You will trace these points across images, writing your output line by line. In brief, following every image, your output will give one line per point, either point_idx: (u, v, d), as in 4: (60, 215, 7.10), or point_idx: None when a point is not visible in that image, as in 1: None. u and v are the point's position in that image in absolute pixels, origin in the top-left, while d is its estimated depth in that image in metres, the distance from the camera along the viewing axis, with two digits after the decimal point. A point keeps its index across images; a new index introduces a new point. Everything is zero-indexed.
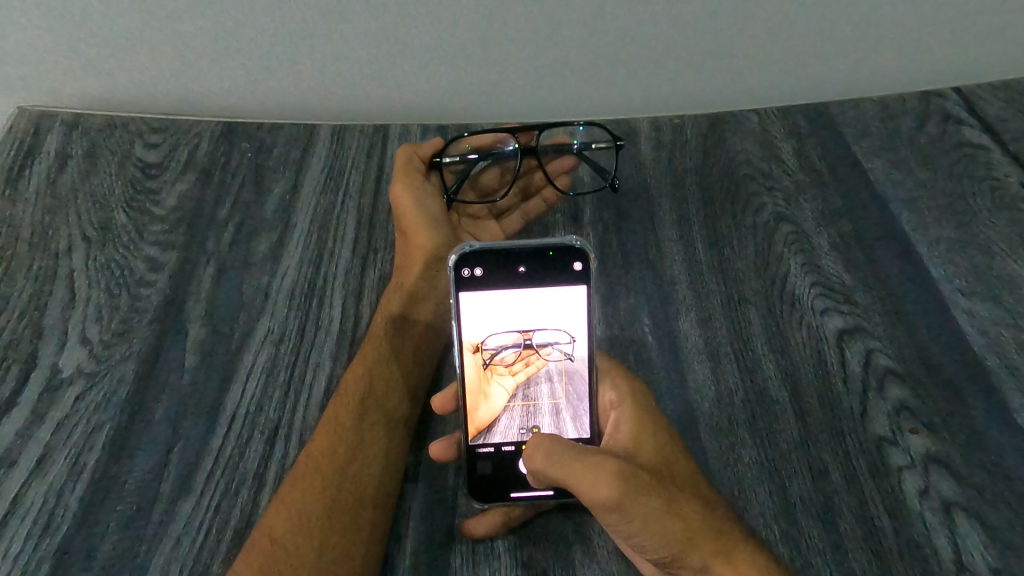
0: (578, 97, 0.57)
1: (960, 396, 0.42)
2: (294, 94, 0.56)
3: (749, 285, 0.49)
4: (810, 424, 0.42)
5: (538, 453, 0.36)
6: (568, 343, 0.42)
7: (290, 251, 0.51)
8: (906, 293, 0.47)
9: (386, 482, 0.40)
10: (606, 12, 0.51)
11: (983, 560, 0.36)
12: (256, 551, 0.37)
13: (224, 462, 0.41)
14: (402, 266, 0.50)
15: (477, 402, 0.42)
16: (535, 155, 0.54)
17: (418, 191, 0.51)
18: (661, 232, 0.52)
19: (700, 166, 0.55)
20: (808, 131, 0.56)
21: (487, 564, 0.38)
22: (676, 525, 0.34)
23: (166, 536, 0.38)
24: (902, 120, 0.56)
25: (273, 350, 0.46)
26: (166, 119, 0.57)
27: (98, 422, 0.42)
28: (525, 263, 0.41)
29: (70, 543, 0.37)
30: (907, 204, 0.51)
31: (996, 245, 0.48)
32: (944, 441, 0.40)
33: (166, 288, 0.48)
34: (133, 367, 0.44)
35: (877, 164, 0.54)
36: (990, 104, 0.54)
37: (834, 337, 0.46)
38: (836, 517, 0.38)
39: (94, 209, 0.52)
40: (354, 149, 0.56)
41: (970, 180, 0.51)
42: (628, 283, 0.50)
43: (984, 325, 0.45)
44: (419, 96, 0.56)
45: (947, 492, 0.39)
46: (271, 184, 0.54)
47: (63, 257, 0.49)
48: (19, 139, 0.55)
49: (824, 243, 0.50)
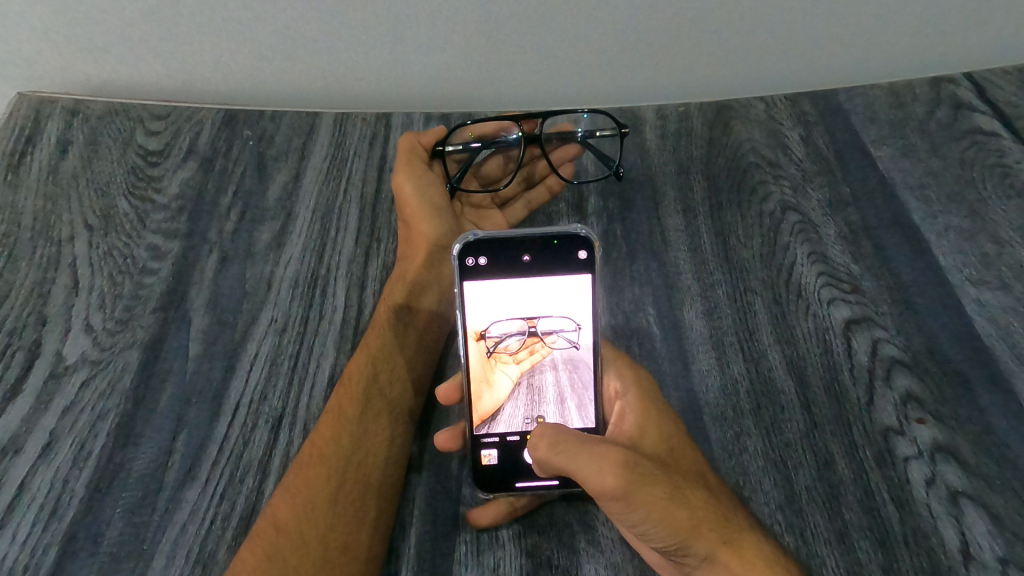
0: (581, 87, 0.57)
1: (968, 385, 0.41)
2: (296, 84, 0.56)
3: (754, 275, 0.48)
4: (816, 414, 0.42)
5: (542, 442, 0.36)
6: (573, 331, 0.41)
7: (292, 240, 0.51)
8: (914, 281, 0.46)
9: (391, 470, 0.40)
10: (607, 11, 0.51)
11: (990, 550, 0.36)
12: (261, 538, 0.37)
13: (229, 451, 0.41)
14: (406, 255, 0.50)
15: (481, 390, 0.42)
16: (538, 143, 0.54)
17: (421, 180, 0.50)
18: (667, 221, 0.52)
19: (705, 153, 0.55)
20: (815, 120, 0.55)
21: (491, 552, 0.38)
22: (680, 514, 0.33)
23: (172, 522, 0.39)
24: (910, 106, 0.54)
25: (277, 339, 0.46)
26: (167, 107, 0.57)
27: (102, 410, 0.42)
28: (529, 251, 0.41)
29: (77, 529, 0.38)
30: (915, 191, 0.50)
31: (1007, 233, 0.47)
32: (951, 431, 0.40)
33: (169, 277, 0.49)
34: (137, 355, 0.45)
35: (885, 151, 0.53)
36: (1003, 87, 0.53)
37: (841, 326, 0.45)
38: (841, 507, 0.38)
39: (96, 197, 0.52)
40: (357, 138, 0.56)
41: (980, 168, 0.50)
42: (631, 271, 0.49)
43: (993, 315, 0.44)
44: (422, 84, 0.56)
45: (953, 481, 0.38)
46: (274, 172, 0.54)
47: (67, 244, 0.50)
48: (19, 127, 0.55)
49: (830, 232, 0.50)
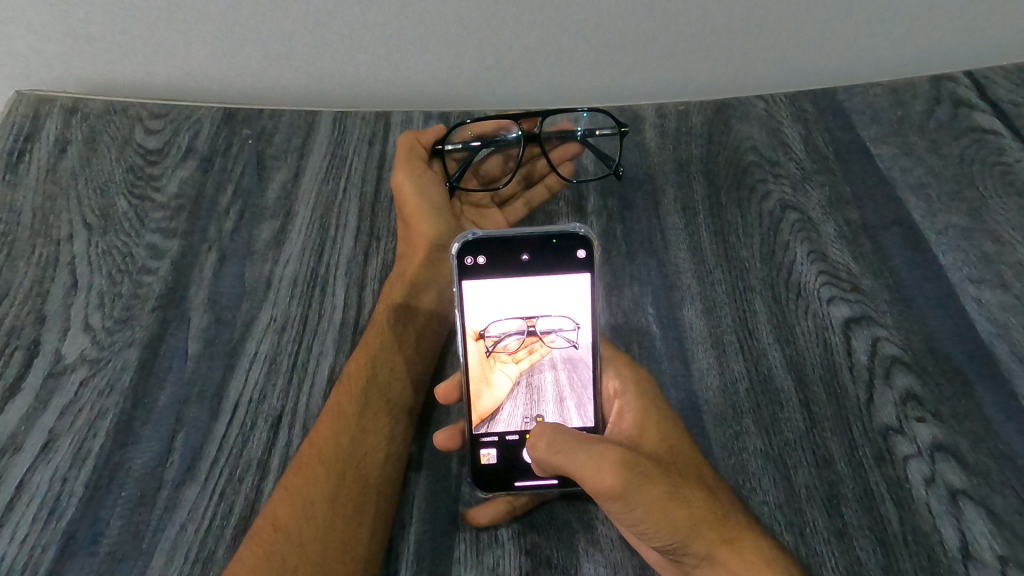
0: (580, 86, 0.57)
1: (968, 384, 0.41)
2: (296, 83, 0.56)
3: (754, 273, 0.48)
4: (816, 412, 0.42)
5: (541, 442, 0.36)
6: (572, 330, 0.41)
7: (292, 239, 0.51)
8: (914, 280, 0.46)
9: (390, 469, 0.40)
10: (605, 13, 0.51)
11: (990, 548, 0.36)
12: (260, 537, 0.37)
13: (228, 450, 0.41)
14: (405, 254, 0.49)
15: (480, 389, 0.42)
16: (538, 142, 0.54)
17: (420, 179, 0.50)
18: (666, 219, 0.52)
19: (705, 152, 0.54)
20: (814, 118, 0.55)
21: (490, 551, 0.38)
22: (680, 513, 0.33)
23: (171, 521, 0.39)
24: (911, 104, 0.54)
25: (277, 338, 0.46)
26: (167, 106, 0.57)
27: (102, 409, 0.42)
28: (528, 251, 0.41)
29: (76, 528, 0.38)
30: (915, 190, 0.50)
31: (1006, 232, 0.47)
32: (951, 430, 0.40)
33: (168, 275, 0.49)
34: (136, 354, 0.45)
35: (885, 149, 0.53)
36: (1003, 85, 0.53)
37: (841, 325, 0.45)
38: (841, 505, 0.38)
39: (95, 196, 0.52)
40: (356, 137, 0.56)
41: (980, 166, 0.50)
42: (631, 270, 0.49)
43: (993, 313, 0.44)
44: (421, 83, 0.56)
45: (952, 480, 0.38)
46: (273, 171, 0.54)
47: (66, 243, 0.50)
48: (19, 126, 0.55)
49: (830, 231, 0.50)
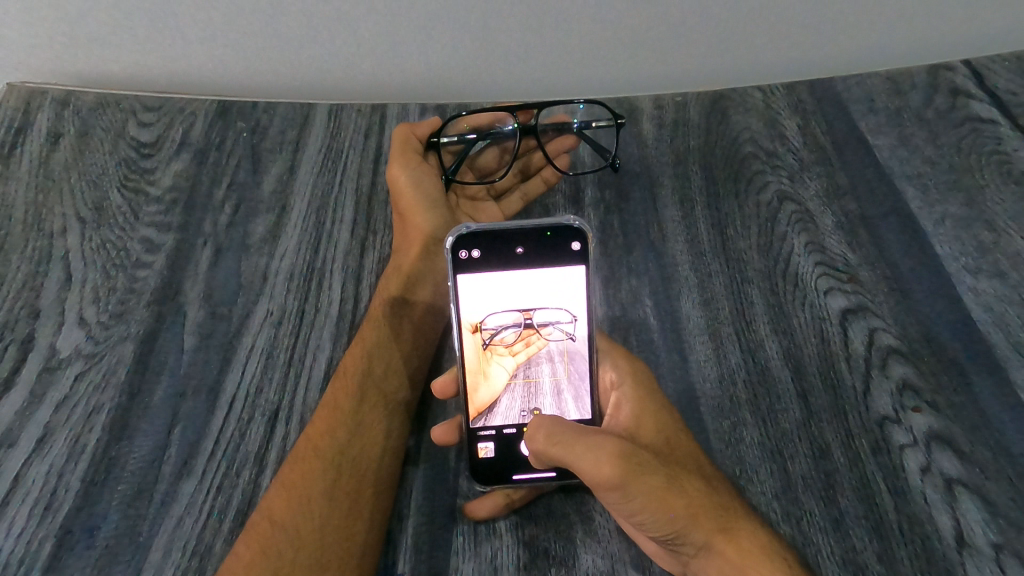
0: (577, 77, 0.56)
1: (964, 373, 0.41)
2: (291, 76, 0.56)
3: (751, 264, 0.48)
4: (813, 403, 0.42)
5: (539, 433, 0.36)
6: (569, 323, 0.41)
7: (287, 233, 0.51)
8: (912, 271, 0.46)
9: (388, 462, 0.40)
10: (596, 8, 0.52)
11: (983, 535, 0.36)
12: (257, 531, 0.37)
13: (225, 444, 0.41)
14: (401, 248, 0.49)
15: (477, 382, 0.42)
16: (533, 134, 0.54)
17: (416, 171, 0.50)
18: (663, 212, 0.52)
19: (702, 143, 0.54)
20: (812, 107, 0.55)
21: (488, 543, 0.38)
22: (678, 502, 0.33)
23: (168, 515, 0.39)
24: (909, 94, 0.54)
25: (273, 331, 0.46)
26: (159, 98, 0.56)
27: (98, 404, 0.42)
28: (523, 244, 0.41)
29: (72, 524, 0.38)
30: (914, 180, 0.50)
31: (1002, 220, 0.47)
32: (947, 419, 0.40)
33: (163, 270, 0.48)
34: (132, 349, 0.45)
35: (883, 139, 0.52)
36: (1002, 74, 0.52)
37: (838, 316, 0.45)
38: (837, 494, 0.38)
39: (88, 190, 0.52)
40: (352, 129, 0.55)
41: (976, 155, 0.50)
42: (628, 262, 0.49)
43: (989, 302, 0.44)
44: (419, 71, 0.56)
45: (948, 468, 0.38)
46: (268, 164, 0.54)
47: (59, 238, 0.50)
48: (9, 118, 0.54)
49: (827, 221, 0.49)
